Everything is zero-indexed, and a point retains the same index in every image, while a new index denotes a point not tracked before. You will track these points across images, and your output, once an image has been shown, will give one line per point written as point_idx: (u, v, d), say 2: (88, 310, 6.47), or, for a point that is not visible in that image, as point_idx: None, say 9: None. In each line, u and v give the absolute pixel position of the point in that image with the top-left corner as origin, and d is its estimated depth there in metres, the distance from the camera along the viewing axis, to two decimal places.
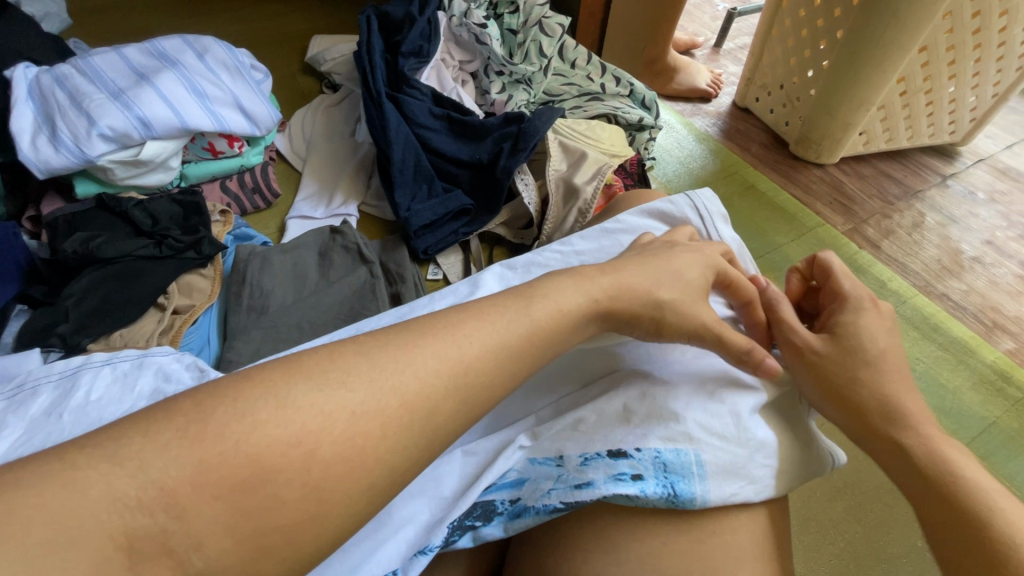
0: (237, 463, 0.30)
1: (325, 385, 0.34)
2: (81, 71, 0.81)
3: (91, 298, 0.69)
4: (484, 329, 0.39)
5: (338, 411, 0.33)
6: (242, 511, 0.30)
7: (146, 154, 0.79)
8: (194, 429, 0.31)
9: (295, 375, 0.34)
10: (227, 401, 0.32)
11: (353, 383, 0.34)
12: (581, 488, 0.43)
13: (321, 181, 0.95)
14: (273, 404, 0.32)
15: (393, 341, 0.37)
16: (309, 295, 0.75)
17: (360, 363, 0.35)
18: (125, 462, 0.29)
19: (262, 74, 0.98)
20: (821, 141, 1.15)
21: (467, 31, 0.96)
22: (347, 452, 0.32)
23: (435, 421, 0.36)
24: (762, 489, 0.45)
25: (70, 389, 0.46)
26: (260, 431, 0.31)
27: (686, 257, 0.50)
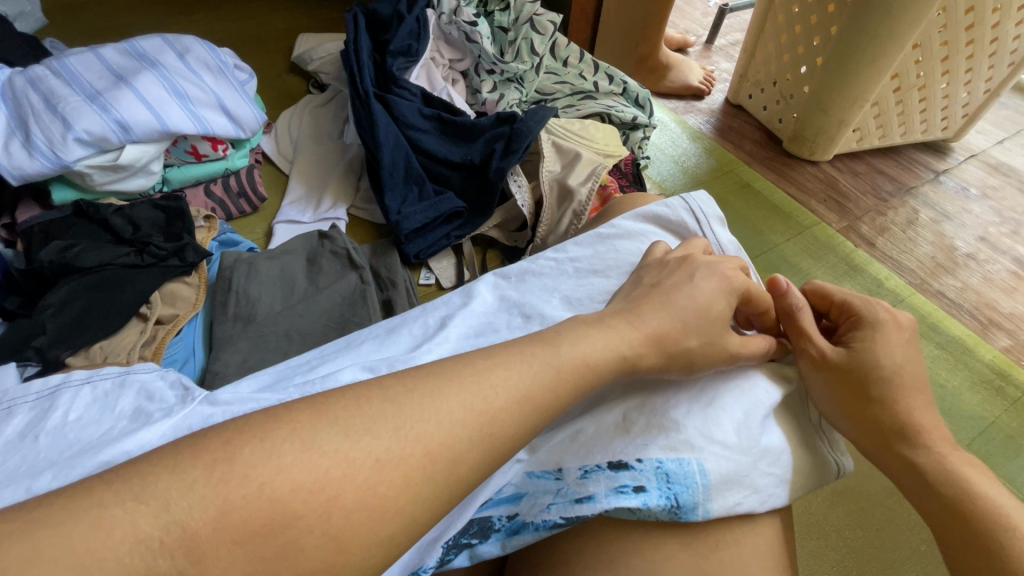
0: (258, 507, 0.28)
1: (351, 435, 0.32)
2: (55, 72, 0.78)
3: (69, 310, 0.66)
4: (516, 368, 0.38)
5: (361, 458, 0.31)
6: (261, 559, 0.28)
7: (125, 159, 0.76)
8: (220, 470, 0.29)
9: (320, 420, 0.32)
10: (254, 440, 0.31)
11: (378, 430, 0.33)
12: (582, 503, 0.42)
13: (308, 184, 0.93)
14: (299, 447, 0.31)
15: (421, 377, 0.37)
16: (298, 303, 0.72)
17: (385, 408, 0.34)
18: (150, 500, 0.27)
19: (246, 74, 0.96)
20: (815, 139, 1.14)
21: (457, 29, 0.94)
22: (370, 500, 0.31)
23: (459, 470, 0.34)
24: (767, 499, 0.44)
25: (47, 408, 0.44)
26: (285, 474, 0.30)
27: (702, 275, 0.48)
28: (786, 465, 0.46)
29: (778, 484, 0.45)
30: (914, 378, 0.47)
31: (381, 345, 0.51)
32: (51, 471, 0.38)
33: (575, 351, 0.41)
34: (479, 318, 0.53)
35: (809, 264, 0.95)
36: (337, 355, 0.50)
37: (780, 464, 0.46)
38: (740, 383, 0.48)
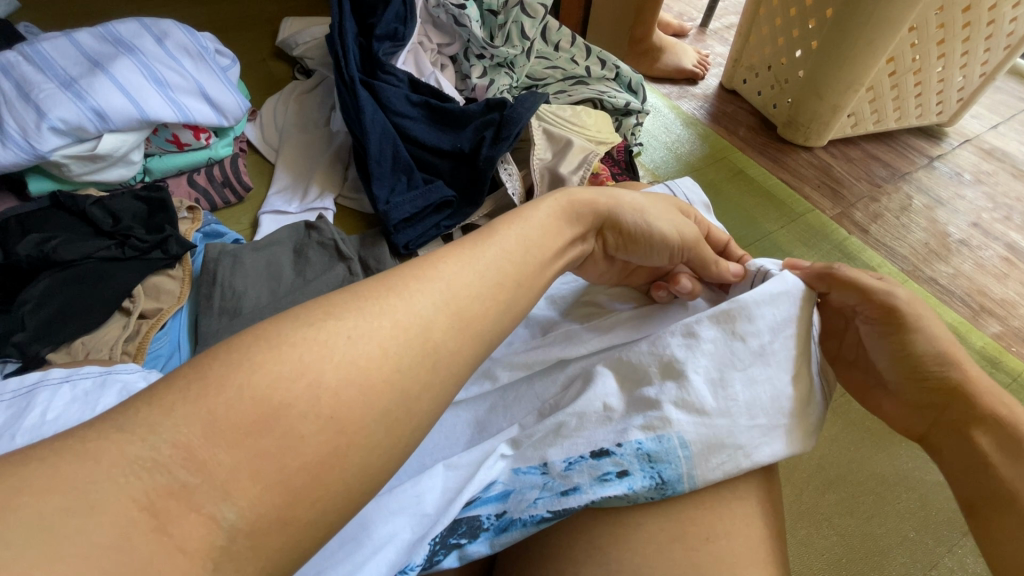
0: (244, 406, 0.27)
1: (314, 322, 0.31)
2: (27, 58, 0.75)
3: (49, 305, 0.65)
4: (464, 265, 0.37)
5: (333, 339, 0.31)
6: (263, 454, 0.27)
7: (103, 149, 0.74)
8: (196, 386, 0.28)
9: (283, 320, 0.31)
10: (220, 356, 0.29)
11: (340, 313, 0.32)
12: (568, 495, 0.42)
13: (294, 173, 0.90)
14: (266, 346, 0.30)
15: (372, 278, 0.35)
16: (285, 295, 0.71)
17: (347, 298, 0.33)
18: (134, 428, 0.26)
19: (229, 59, 0.93)
20: (809, 125, 1.13)
21: (445, 13, 0.91)
22: (353, 376, 0.30)
23: (431, 337, 0.33)
24: (757, 456, 0.43)
25: (25, 409, 0.42)
26: (262, 370, 0.29)
27: (627, 194, 0.48)
28: (779, 418, 0.45)
29: (768, 434, 0.44)
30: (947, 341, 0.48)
31: None
32: None
33: (510, 237, 0.41)
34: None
35: (800, 251, 0.95)
36: None
37: (764, 414, 0.44)
38: (714, 331, 0.47)
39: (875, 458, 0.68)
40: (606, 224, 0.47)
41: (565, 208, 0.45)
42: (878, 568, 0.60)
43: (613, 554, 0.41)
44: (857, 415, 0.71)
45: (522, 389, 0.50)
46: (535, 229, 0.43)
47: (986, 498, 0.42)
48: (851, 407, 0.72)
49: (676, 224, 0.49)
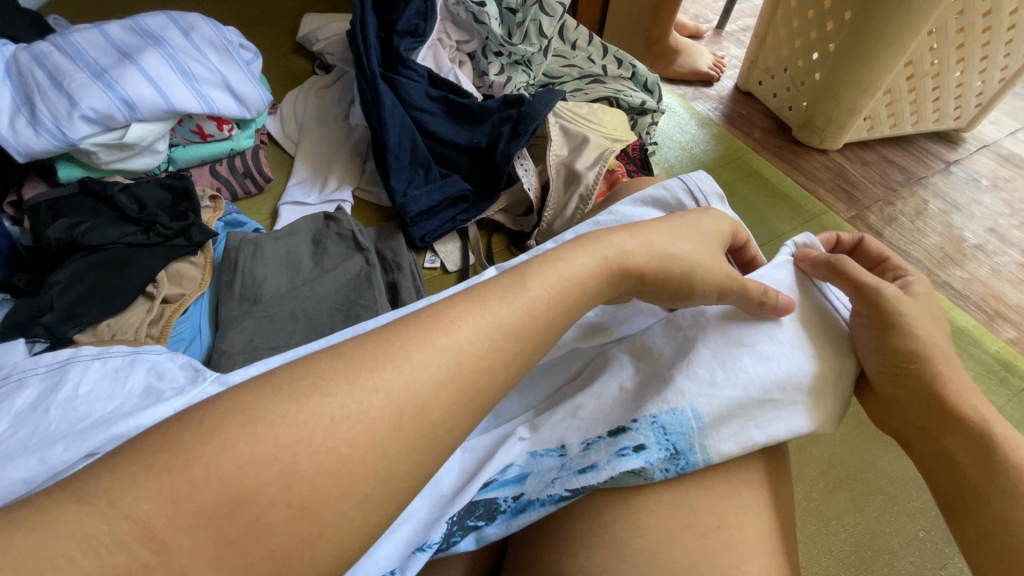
0: (210, 487, 0.27)
1: (298, 398, 0.30)
2: (59, 48, 0.77)
3: (76, 287, 0.67)
4: (473, 327, 0.36)
5: (316, 418, 0.30)
6: (226, 541, 0.26)
7: (131, 138, 0.76)
8: (161, 458, 0.27)
9: (266, 390, 0.30)
10: (192, 425, 0.29)
11: (329, 387, 0.31)
12: (585, 473, 0.43)
13: (313, 166, 0.92)
14: (241, 422, 0.29)
15: (375, 335, 0.34)
16: (305, 284, 0.73)
17: (337, 364, 0.32)
18: (94, 499, 0.25)
19: (252, 53, 0.94)
20: (824, 127, 1.13)
21: (464, 10, 0.92)
22: (330, 462, 0.29)
23: (430, 417, 0.32)
24: (769, 429, 0.44)
25: (59, 381, 0.43)
26: (230, 450, 0.28)
27: (668, 230, 0.45)
28: (792, 390, 0.45)
29: (780, 408, 0.45)
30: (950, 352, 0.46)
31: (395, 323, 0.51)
32: (64, 442, 0.38)
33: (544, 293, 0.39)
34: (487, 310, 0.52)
35: None
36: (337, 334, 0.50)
37: (777, 387, 0.45)
38: (718, 309, 0.48)
39: (886, 457, 0.68)
40: (649, 289, 0.44)
41: (613, 269, 0.42)
42: (887, 566, 0.60)
43: (625, 539, 0.42)
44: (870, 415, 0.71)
45: (531, 377, 0.50)
46: (574, 286, 0.40)
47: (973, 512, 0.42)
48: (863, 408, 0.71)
49: (721, 279, 0.45)
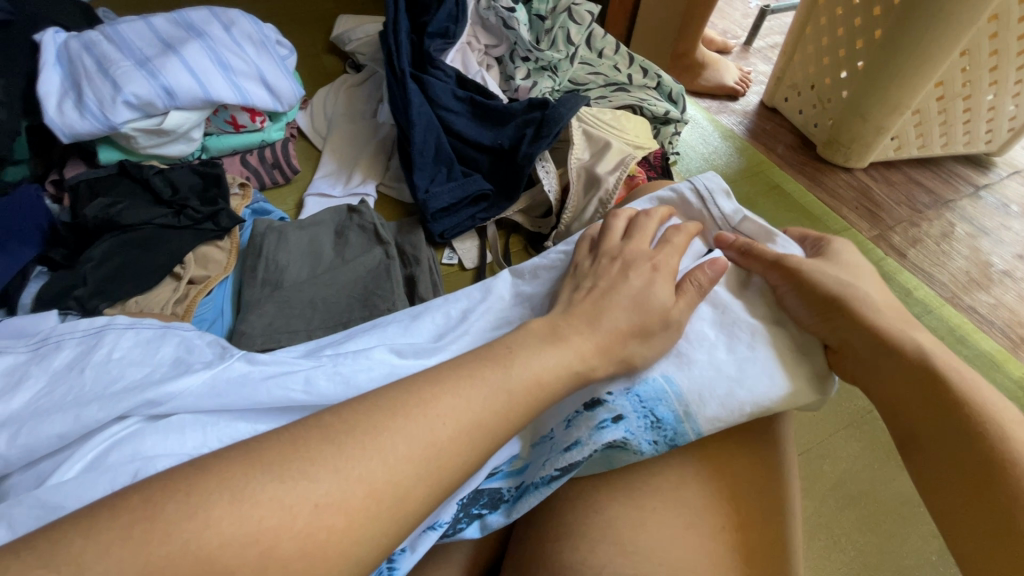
0: (184, 563, 0.27)
1: (285, 478, 0.31)
2: (108, 38, 0.81)
3: (108, 264, 0.70)
4: (454, 413, 0.36)
5: (300, 503, 0.30)
6: None
7: (169, 124, 0.80)
8: (139, 529, 0.27)
9: (254, 468, 0.31)
10: (178, 495, 0.29)
11: (316, 472, 0.31)
12: (570, 450, 0.43)
13: (340, 160, 0.94)
14: (227, 497, 0.29)
15: (362, 407, 0.35)
16: (324, 272, 0.74)
17: (324, 447, 0.32)
18: (62, 564, 0.26)
19: (287, 50, 0.97)
20: (850, 145, 1.12)
21: (495, 15, 0.94)
22: (308, 548, 0.29)
23: (407, 506, 0.33)
24: (753, 388, 0.45)
25: (93, 345, 0.45)
26: (214, 528, 0.28)
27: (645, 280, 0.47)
28: (768, 355, 0.46)
29: (758, 368, 0.46)
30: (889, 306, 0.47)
31: (406, 329, 0.54)
32: (99, 403, 0.40)
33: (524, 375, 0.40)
34: (498, 312, 0.55)
35: None
36: (365, 332, 0.54)
37: (744, 343, 0.47)
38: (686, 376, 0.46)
39: (899, 478, 0.66)
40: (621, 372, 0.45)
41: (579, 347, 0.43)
42: None
43: (629, 535, 0.42)
44: (884, 437, 0.69)
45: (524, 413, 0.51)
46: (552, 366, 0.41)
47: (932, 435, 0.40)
48: (879, 425, 0.70)
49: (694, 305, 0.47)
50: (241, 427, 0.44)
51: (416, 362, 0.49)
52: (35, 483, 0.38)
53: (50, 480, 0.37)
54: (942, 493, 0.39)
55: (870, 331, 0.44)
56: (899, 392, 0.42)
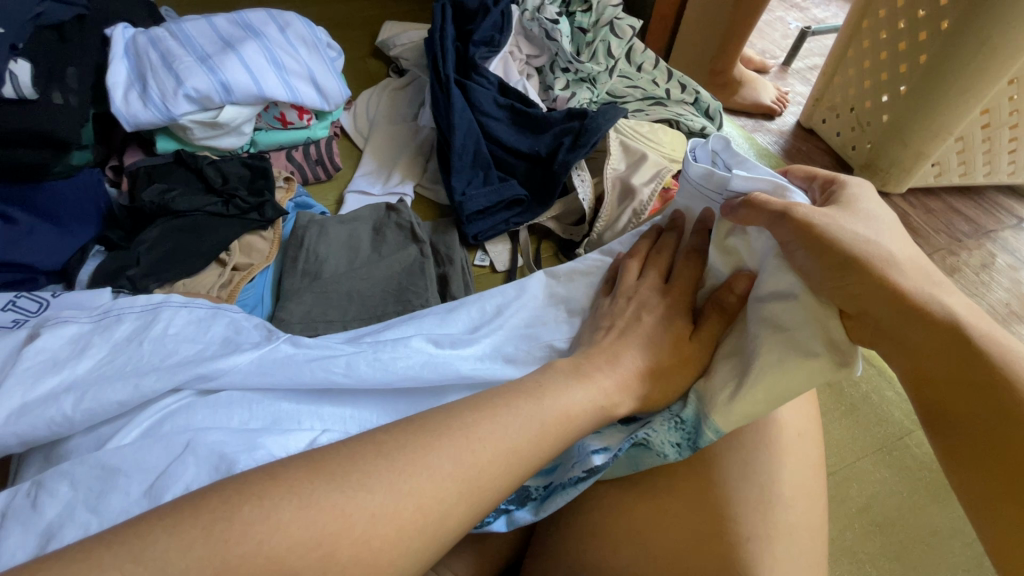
0: (254, 565, 0.29)
1: (347, 487, 0.33)
2: (173, 35, 0.86)
3: (161, 247, 0.74)
4: (496, 434, 0.38)
5: (357, 512, 0.32)
6: None
7: (223, 118, 0.83)
8: (217, 527, 0.30)
9: (317, 476, 0.33)
10: (251, 498, 0.31)
11: (372, 484, 0.33)
12: (597, 452, 0.45)
13: (380, 160, 0.97)
14: (296, 503, 0.31)
15: (413, 422, 0.37)
16: (361, 266, 0.77)
17: (380, 464, 0.34)
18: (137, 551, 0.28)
19: (336, 53, 1.01)
20: (889, 169, 1.11)
21: (539, 26, 0.97)
22: (362, 555, 0.31)
23: (447, 524, 0.34)
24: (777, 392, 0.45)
25: (151, 321, 0.48)
26: (283, 530, 0.30)
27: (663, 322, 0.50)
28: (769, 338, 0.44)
29: None
30: (913, 262, 0.41)
31: (442, 319, 0.56)
32: (157, 374, 0.42)
33: (558, 405, 0.41)
34: (532, 311, 0.56)
35: None
36: (403, 322, 0.56)
37: None
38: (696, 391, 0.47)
39: (930, 508, 0.65)
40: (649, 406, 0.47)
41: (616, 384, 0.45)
42: None
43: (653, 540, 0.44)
44: (914, 464, 0.68)
45: None
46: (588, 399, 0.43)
47: (954, 408, 0.37)
48: (909, 453, 0.69)
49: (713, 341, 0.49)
50: (284, 406, 0.46)
51: (453, 353, 0.50)
52: (94, 446, 0.41)
53: (110, 444, 0.40)
54: (972, 482, 0.36)
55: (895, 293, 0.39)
56: (926, 363, 0.38)
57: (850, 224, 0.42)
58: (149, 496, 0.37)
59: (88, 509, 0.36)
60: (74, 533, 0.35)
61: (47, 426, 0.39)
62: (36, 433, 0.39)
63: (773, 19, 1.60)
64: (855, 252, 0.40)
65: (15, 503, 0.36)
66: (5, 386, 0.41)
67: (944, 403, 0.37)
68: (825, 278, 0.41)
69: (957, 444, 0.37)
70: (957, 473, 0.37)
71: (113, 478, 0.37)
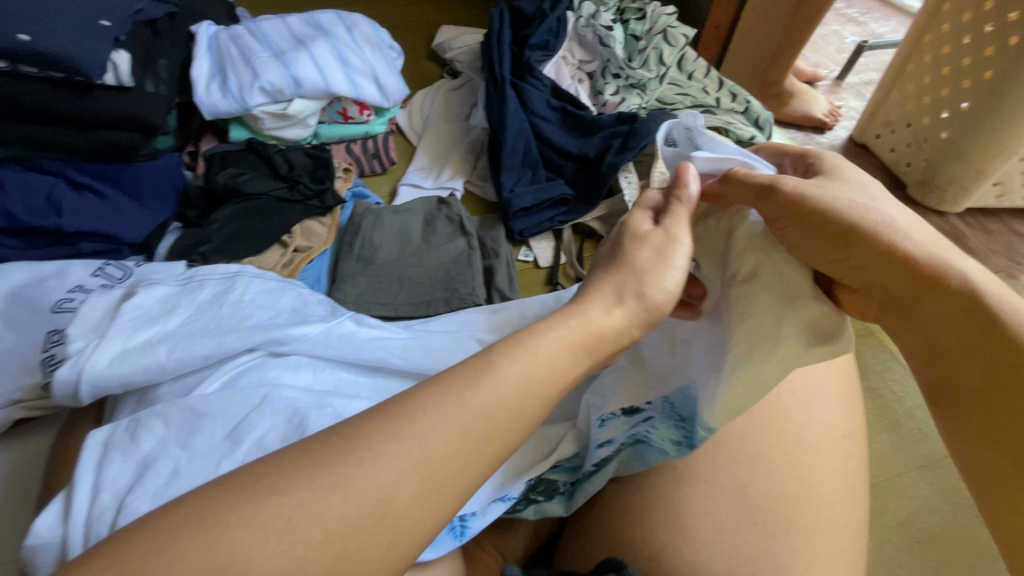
0: None
1: (257, 499, 0.29)
2: (252, 33, 0.93)
3: (230, 226, 0.79)
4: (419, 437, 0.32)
5: (268, 527, 0.28)
6: None
7: (292, 110, 0.89)
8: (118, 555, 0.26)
9: (225, 491, 0.29)
10: (154, 524, 0.28)
11: (284, 496, 0.29)
12: (603, 447, 0.48)
13: (432, 156, 1.02)
14: (199, 525, 0.27)
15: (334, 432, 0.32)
16: (412, 255, 0.81)
17: (296, 472, 0.30)
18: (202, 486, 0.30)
19: (397, 53, 1.06)
20: (946, 188, 1.09)
21: (592, 32, 0.99)
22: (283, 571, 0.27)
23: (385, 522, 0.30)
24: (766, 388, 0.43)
25: (229, 287, 0.52)
26: (182, 557, 0.26)
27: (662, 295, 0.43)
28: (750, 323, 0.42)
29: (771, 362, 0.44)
30: (911, 228, 0.42)
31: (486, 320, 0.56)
32: (237, 334, 0.47)
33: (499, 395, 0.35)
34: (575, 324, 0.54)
35: None
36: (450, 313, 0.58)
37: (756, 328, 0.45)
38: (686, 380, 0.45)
39: (974, 526, 0.64)
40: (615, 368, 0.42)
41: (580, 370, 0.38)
42: None
43: (693, 524, 0.46)
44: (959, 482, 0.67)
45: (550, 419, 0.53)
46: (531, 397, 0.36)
47: (971, 388, 0.39)
48: (954, 471, 0.68)
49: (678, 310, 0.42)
50: (344, 374, 0.50)
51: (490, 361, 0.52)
52: (181, 393, 0.45)
53: (195, 392, 0.45)
54: (983, 457, 0.39)
55: (909, 265, 0.40)
56: (945, 337, 0.40)
57: (843, 193, 0.42)
58: (230, 438, 0.41)
59: (178, 445, 0.40)
60: (167, 465, 0.39)
61: (144, 371, 0.44)
62: (135, 377, 0.44)
63: (828, 33, 1.58)
64: (856, 228, 0.41)
65: (115, 437, 0.40)
66: (109, 334, 0.45)
67: (972, 386, 0.39)
68: (819, 250, 0.41)
69: (970, 421, 0.39)
70: (972, 447, 0.39)
71: (199, 421, 0.41)
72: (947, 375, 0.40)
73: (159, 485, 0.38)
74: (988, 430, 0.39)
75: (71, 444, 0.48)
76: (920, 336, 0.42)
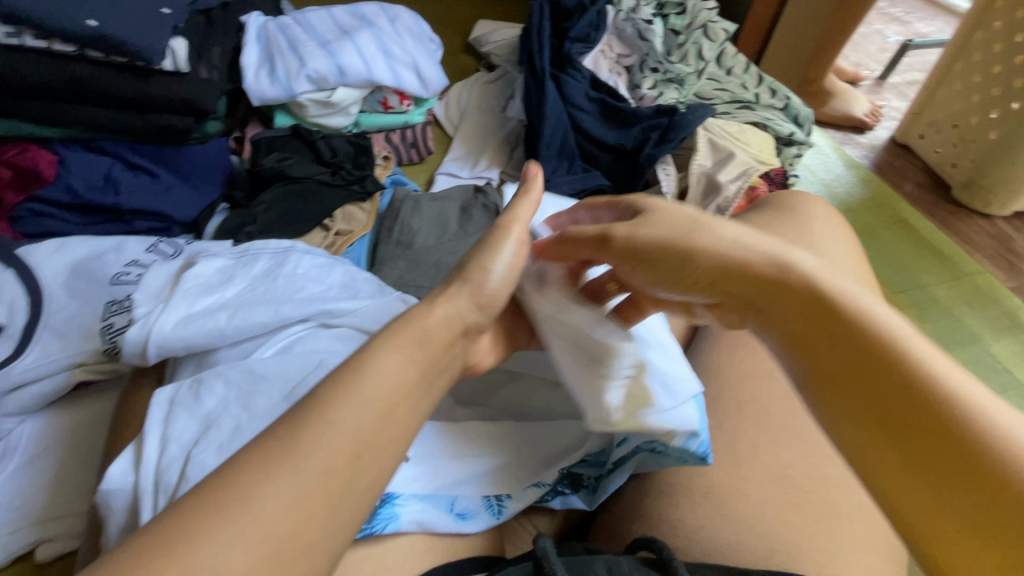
0: None
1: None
2: (298, 23, 0.95)
3: (276, 209, 0.82)
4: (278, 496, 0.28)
5: None
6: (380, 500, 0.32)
7: (336, 98, 0.91)
8: None
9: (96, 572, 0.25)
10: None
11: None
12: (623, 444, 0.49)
13: (468, 147, 1.03)
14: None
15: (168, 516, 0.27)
16: (449, 241, 0.82)
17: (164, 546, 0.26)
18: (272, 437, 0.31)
19: (436, 45, 1.08)
20: (993, 189, 1.06)
21: (632, 26, 1.00)
22: None
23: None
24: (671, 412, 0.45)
25: (282, 261, 0.54)
26: None
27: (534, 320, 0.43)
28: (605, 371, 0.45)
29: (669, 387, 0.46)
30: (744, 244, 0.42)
31: None
32: (292, 305, 0.49)
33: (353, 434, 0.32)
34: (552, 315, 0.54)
35: (964, 311, 0.89)
36: None
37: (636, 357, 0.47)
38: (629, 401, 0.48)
39: None
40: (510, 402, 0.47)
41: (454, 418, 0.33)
42: None
43: (732, 504, 0.47)
44: None
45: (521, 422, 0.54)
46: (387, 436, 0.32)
47: (859, 398, 0.35)
48: None
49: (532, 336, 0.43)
50: None
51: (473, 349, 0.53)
52: (238, 357, 0.47)
53: (252, 357, 0.47)
54: (886, 473, 0.34)
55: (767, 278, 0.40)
56: (829, 347, 0.37)
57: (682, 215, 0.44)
58: (287, 399, 0.43)
59: (239, 404, 0.42)
60: (229, 421, 0.41)
61: (206, 336, 0.46)
62: (197, 341, 0.46)
63: (870, 32, 1.55)
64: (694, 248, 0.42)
65: (180, 394, 0.43)
66: (173, 300, 0.48)
67: (856, 393, 0.35)
68: (668, 281, 0.44)
69: (866, 434, 0.35)
70: (874, 466, 0.34)
71: (258, 383, 0.43)
72: (838, 387, 0.36)
73: (223, 439, 0.40)
74: (879, 444, 0.34)
75: (134, 405, 0.50)
76: (804, 353, 0.38)
